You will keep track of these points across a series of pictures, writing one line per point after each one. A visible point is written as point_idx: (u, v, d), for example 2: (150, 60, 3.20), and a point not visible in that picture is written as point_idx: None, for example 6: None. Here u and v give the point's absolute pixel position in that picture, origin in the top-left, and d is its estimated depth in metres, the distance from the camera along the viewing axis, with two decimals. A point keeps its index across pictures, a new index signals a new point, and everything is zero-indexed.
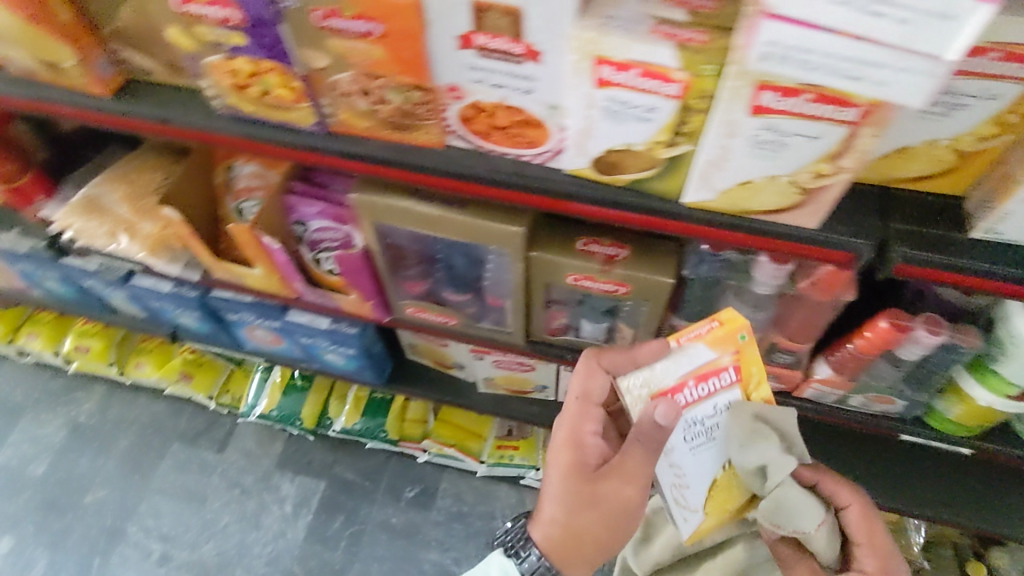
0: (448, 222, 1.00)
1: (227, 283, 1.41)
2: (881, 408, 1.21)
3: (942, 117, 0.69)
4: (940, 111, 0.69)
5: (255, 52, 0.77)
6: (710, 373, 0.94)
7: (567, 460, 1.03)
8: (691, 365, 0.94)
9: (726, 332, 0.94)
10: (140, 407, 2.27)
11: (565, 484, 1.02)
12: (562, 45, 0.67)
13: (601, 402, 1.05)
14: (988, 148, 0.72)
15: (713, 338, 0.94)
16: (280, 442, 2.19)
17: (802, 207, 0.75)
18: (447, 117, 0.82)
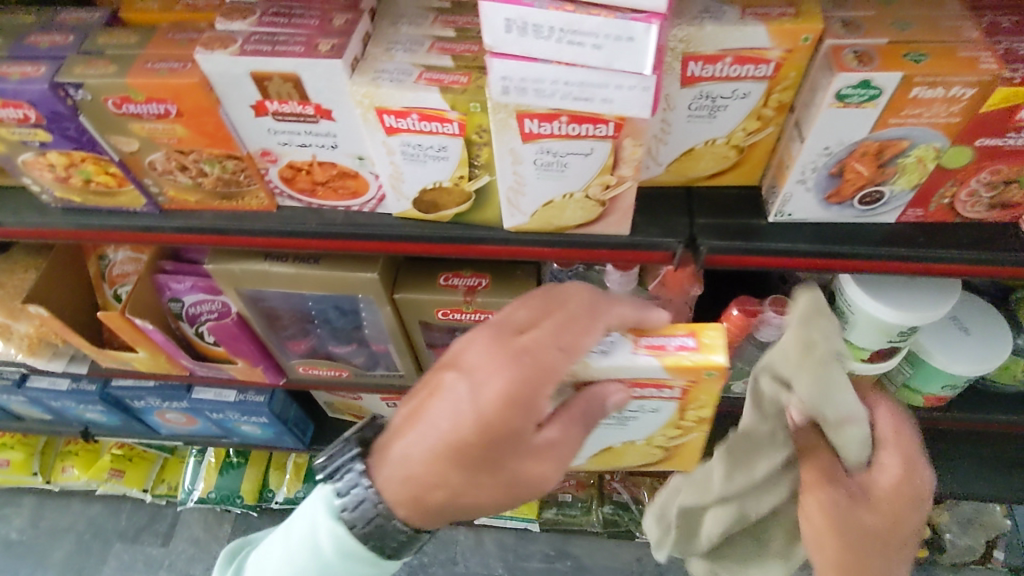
0: (305, 279, 1.02)
1: (118, 371, 1.39)
2: None
3: (708, 119, 0.76)
4: (704, 114, 0.75)
5: (62, 146, 0.78)
6: (649, 385, 0.79)
7: (502, 404, 0.71)
8: (634, 375, 0.77)
9: (702, 352, 0.77)
10: (74, 512, 2.18)
11: (454, 419, 0.73)
12: (346, 101, 0.71)
13: (555, 371, 0.72)
14: (759, 140, 0.79)
15: (675, 360, 0.77)
16: (228, 524, 2.12)
17: (607, 217, 0.80)
18: (269, 180, 0.85)
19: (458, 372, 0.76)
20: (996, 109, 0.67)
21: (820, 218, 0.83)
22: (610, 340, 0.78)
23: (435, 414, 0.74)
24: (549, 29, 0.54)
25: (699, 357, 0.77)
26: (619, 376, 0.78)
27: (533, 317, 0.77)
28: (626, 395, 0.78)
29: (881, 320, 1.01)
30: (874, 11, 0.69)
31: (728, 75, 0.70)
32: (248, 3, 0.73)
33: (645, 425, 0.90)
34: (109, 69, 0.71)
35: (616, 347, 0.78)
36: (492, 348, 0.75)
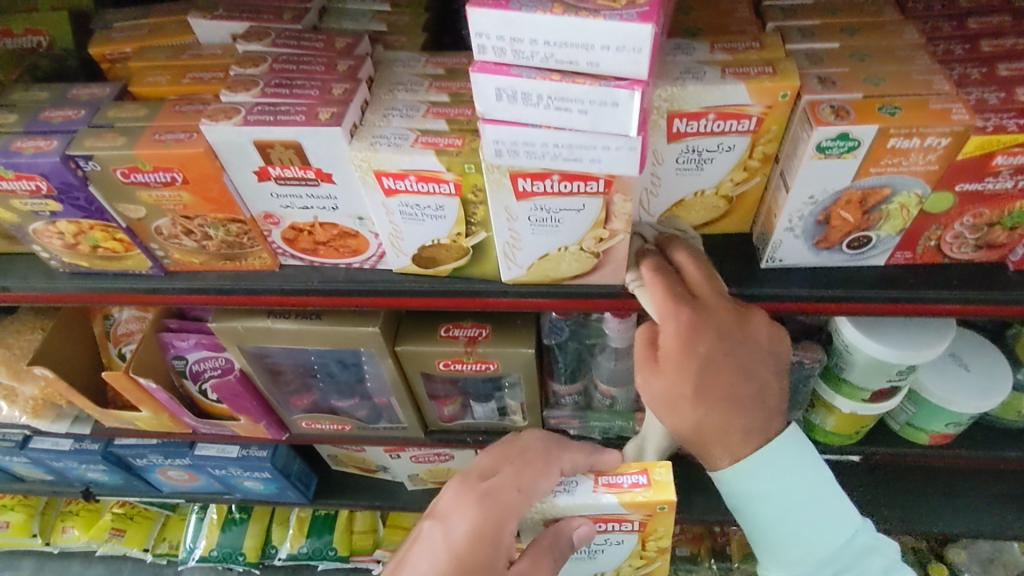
0: (307, 334, 1.04)
1: (122, 430, 1.39)
2: None
3: (697, 171, 0.78)
4: (692, 167, 0.78)
5: (71, 214, 0.81)
6: (612, 519, 0.80)
7: (471, 539, 0.75)
8: (595, 511, 0.79)
9: (651, 491, 0.78)
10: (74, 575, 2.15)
11: (426, 558, 0.76)
12: (345, 165, 0.74)
13: (515, 506, 0.77)
14: (746, 191, 0.82)
15: (631, 496, 0.78)
16: None
17: (602, 268, 0.82)
18: (272, 241, 0.87)
19: (431, 516, 0.81)
20: (972, 157, 0.69)
21: (810, 264, 0.85)
22: (573, 481, 0.81)
23: (412, 557, 0.77)
24: (537, 96, 0.56)
25: (652, 496, 0.78)
26: (585, 512, 0.79)
27: (493, 463, 0.83)
28: (591, 529, 0.78)
29: (880, 359, 1.02)
30: (848, 68, 0.72)
31: (713, 130, 0.73)
32: (252, 76, 0.77)
33: (611, 559, 0.88)
34: (118, 142, 0.74)
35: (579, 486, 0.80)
36: (457, 492, 0.80)
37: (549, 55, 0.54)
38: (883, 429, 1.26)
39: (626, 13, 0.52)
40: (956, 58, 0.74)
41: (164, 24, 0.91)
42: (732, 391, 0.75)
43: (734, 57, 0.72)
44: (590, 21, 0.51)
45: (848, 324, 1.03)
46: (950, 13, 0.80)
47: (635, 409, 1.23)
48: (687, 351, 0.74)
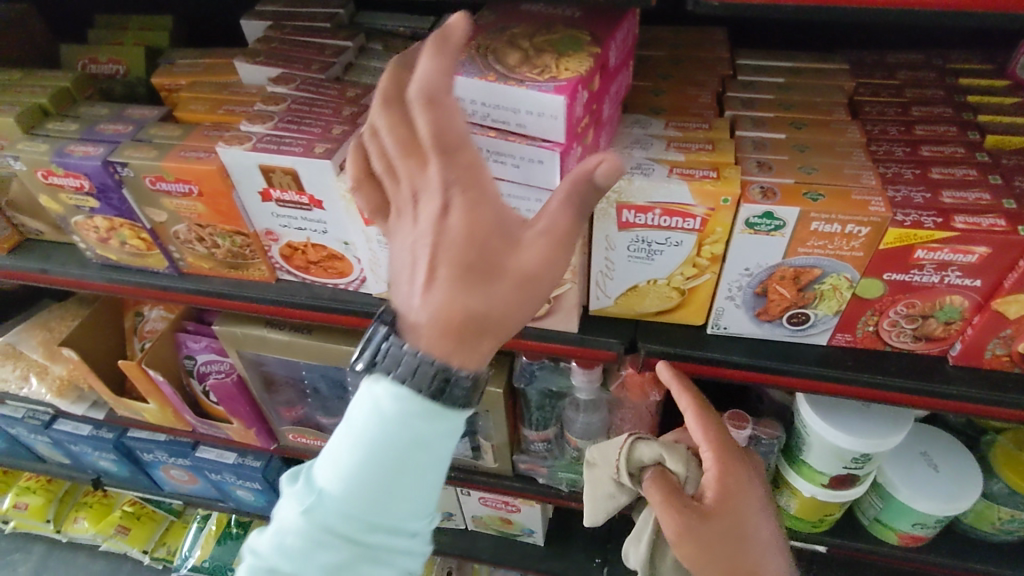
0: (296, 347, 1.13)
1: (131, 420, 1.51)
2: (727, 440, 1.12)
3: (648, 260, 0.83)
4: (643, 256, 0.83)
5: (106, 212, 0.95)
6: (677, 212, 0.77)
7: (542, 254, 0.57)
8: (664, 199, 0.76)
9: (718, 183, 0.75)
10: (76, 566, 2.54)
11: (475, 256, 0.56)
12: (333, 194, 0.85)
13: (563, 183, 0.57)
14: (698, 285, 0.85)
15: (701, 182, 0.75)
16: None
17: (554, 313, 0.89)
18: (271, 256, 0.99)
19: (412, 166, 0.58)
20: (893, 247, 0.74)
21: (755, 335, 0.90)
22: (646, 167, 0.77)
23: (432, 252, 0.56)
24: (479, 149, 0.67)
25: (717, 187, 0.74)
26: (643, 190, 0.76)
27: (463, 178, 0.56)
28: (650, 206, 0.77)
29: (834, 446, 1.04)
30: (787, 156, 0.80)
31: (660, 223, 0.78)
32: (271, 112, 0.91)
33: (657, 261, 0.83)
34: (151, 154, 0.88)
35: (653, 171, 0.77)
36: (464, 161, 0.56)
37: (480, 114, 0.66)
38: (854, 522, 1.24)
39: (545, 86, 0.61)
40: (894, 159, 0.81)
41: (217, 64, 1.07)
42: (754, 520, 0.79)
43: (684, 158, 0.78)
44: (515, 91, 0.62)
45: (806, 406, 1.05)
46: (899, 119, 0.86)
47: None
48: (731, 504, 0.78)
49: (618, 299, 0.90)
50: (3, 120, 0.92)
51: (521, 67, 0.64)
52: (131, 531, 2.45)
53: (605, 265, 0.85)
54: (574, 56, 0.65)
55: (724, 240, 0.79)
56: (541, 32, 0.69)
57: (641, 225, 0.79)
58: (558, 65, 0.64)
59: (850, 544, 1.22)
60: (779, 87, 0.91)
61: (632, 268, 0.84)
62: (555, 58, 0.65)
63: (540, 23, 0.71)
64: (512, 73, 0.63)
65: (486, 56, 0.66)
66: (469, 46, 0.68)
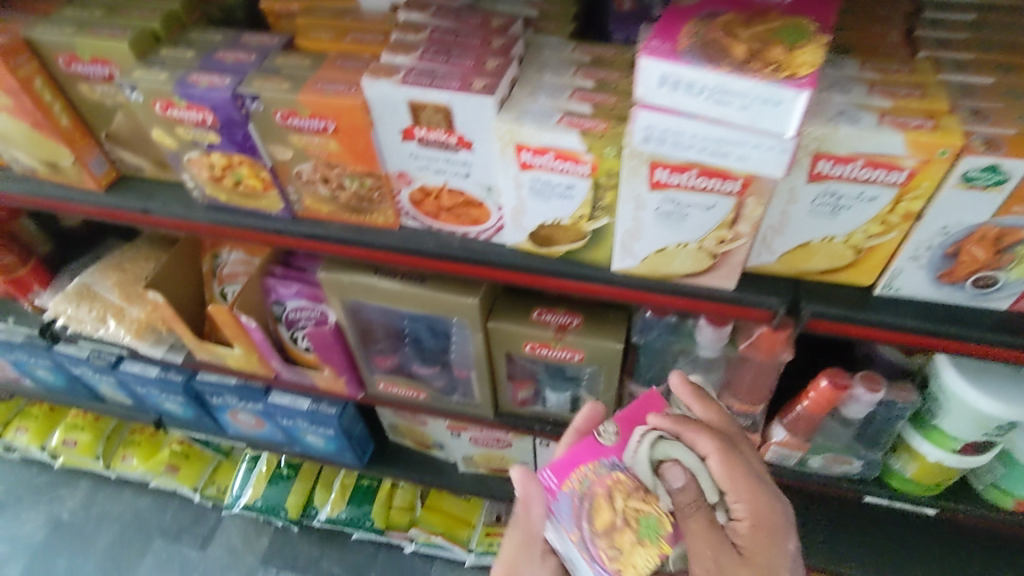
0: (408, 296, 1.08)
1: (211, 365, 1.47)
2: (859, 406, 1.09)
3: (830, 215, 0.77)
4: (827, 210, 0.76)
5: (227, 148, 0.87)
6: (883, 164, 0.70)
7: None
8: (873, 149, 0.68)
9: (938, 132, 0.67)
10: (125, 502, 2.44)
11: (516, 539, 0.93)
12: (488, 135, 0.78)
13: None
14: (879, 244, 0.79)
15: (917, 131, 0.67)
16: (265, 538, 2.32)
17: (715, 270, 0.83)
18: (399, 200, 0.92)
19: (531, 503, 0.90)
20: None
21: (927, 298, 0.84)
22: (853, 113, 0.69)
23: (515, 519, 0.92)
24: (690, 138, 0.63)
25: (936, 137, 0.67)
26: (852, 140, 0.68)
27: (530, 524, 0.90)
28: (856, 156, 0.70)
29: (978, 411, 1.00)
30: (1003, 104, 0.71)
31: (858, 176, 0.72)
32: (411, 42, 0.82)
33: (844, 218, 0.77)
34: (284, 86, 0.80)
35: (863, 117, 0.69)
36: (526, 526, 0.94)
37: (574, 556, 0.89)
38: (967, 488, 1.23)
39: (784, 84, 0.57)
40: None
41: None
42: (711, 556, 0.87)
43: (893, 104, 0.70)
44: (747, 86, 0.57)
45: (949, 372, 1.01)
46: None
47: None
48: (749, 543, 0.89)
49: (784, 255, 0.84)
50: (115, 44, 0.84)
51: (751, 62, 0.59)
52: (182, 470, 2.37)
53: (779, 217, 0.79)
54: (649, 546, 0.86)
55: (928, 196, 0.72)
56: (638, 492, 0.88)
57: (839, 177, 0.72)
58: (793, 60, 0.59)
59: (958, 507, 1.21)
60: (973, 25, 0.82)
61: (811, 222, 0.78)
62: (646, 550, 0.86)
63: (750, 10, 0.66)
64: (745, 69, 0.58)
65: (708, 47, 0.60)
66: (685, 33, 0.62)
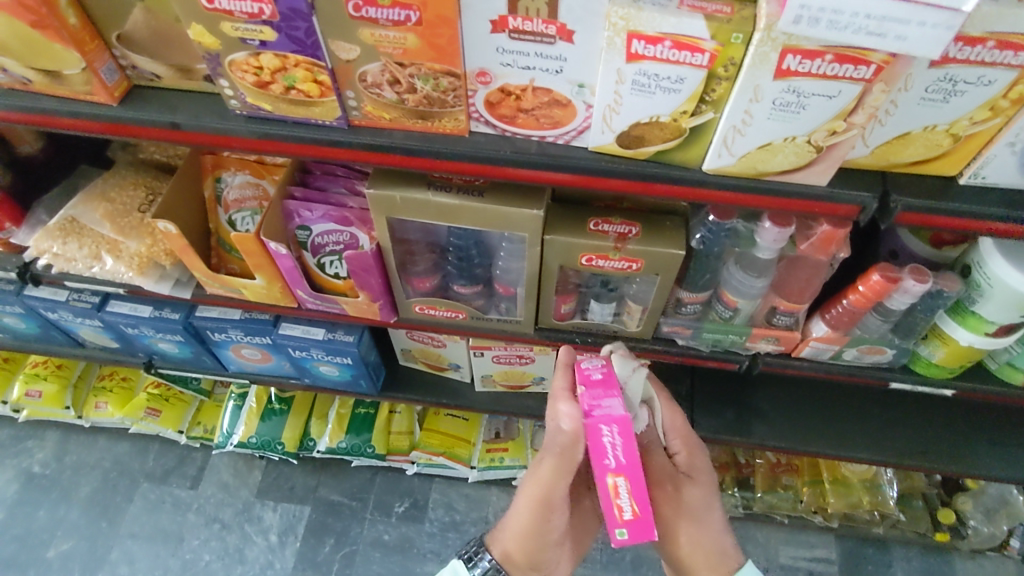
0: (466, 211, 1.02)
1: (221, 298, 1.38)
2: (907, 297, 1.12)
3: (941, 103, 0.76)
4: (939, 97, 0.75)
5: (283, 47, 0.77)
6: (1015, 45, 0.68)
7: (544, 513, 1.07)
8: (1010, 28, 0.66)
9: None
10: (101, 449, 2.24)
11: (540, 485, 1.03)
12: (595, 22, 0.71)
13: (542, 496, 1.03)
14: (979, 132, 0.79)
15: None
16: (258, 471, 2.21)
17: (815, 164, 0.81)
18: (473, 102, 0.84)
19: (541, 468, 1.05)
20: None
21: (1010, 185, 0.86)
22: None
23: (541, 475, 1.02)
24: (849, 16, 0.60)
25: None
26: (993, 21, 0.66)
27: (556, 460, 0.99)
28: (991, 37, 0.67)
29: (1020, 295, 1.05)
30: None
31: (983, 59, 0.70)
32: None
33: (956, 104, 0.76)
34: None
35: None
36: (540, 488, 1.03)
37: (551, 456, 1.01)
38: (978, 367, 1.32)
39: None
40: None
41: None
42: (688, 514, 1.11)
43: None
44: None
45: (995, 258, 1.05)
46: None
47: (750, 324, 1.25)
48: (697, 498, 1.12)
49: (879, 147, 0.83)
50: None
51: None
52: (163, 414, 2.17)
53: (890, 106, 0.77)
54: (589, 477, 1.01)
55: None
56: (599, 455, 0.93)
57: (968, 61, 0.70)
58: None
59: (974, 385, 1.30)
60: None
61: (922, 110, 0.77)
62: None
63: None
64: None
65: None
66: None
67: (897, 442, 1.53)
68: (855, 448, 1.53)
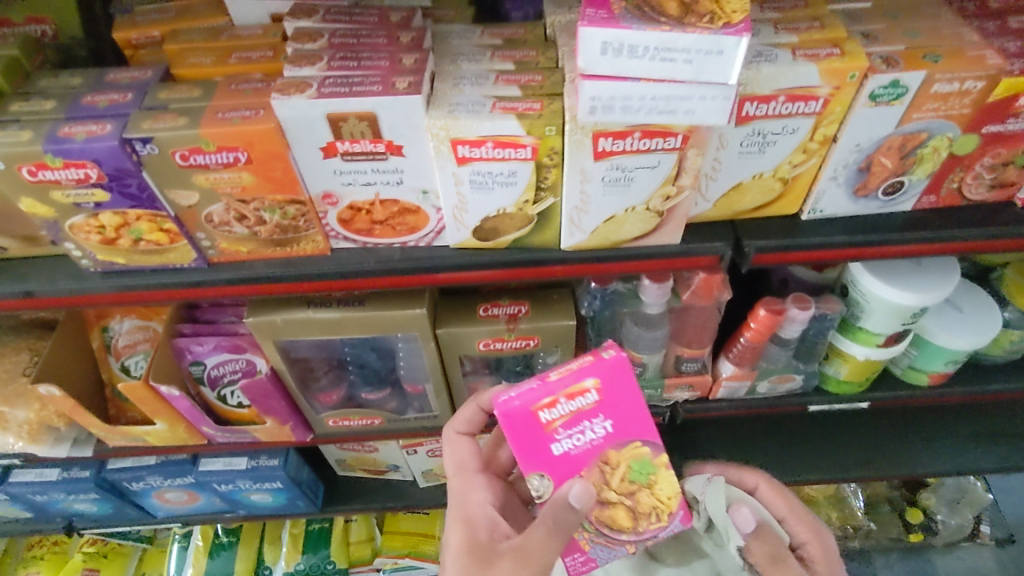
0: (351, 322, 1.02)
1: (127, 449, 1.31)
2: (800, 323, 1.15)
3: (758, 154, 0.81)
4: (755, 149, 0.80)
5: (119, 204, 0.77)
6: (803, 96, 0.74)
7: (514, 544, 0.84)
8: (793, 83, 0.72)
9: (845, 57, 0.72)
10: None
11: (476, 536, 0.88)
12: (418, 135, 0.74)
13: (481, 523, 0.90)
14: (802, 173, 0.85)
15: (829, 61, 0.72)
16: None
17: (662, 227, 0.85)
18: (327, 223, 0.86)
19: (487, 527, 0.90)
20: (1000, 99, 0.77)
21: (846, 214, 0.91)
22: (769, 53, 0.73)
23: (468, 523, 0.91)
24: (639, 100, 0.63)
25: (845, 63, 0.72)
26: (776, 80, 0.72)
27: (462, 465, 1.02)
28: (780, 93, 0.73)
29: (894, 304, 1.10)
30: (885, 24, 0.78)
31: (781, 111, 0.75)
32: (312, 51, 0.75)
33: (771, 154, 0.81)
34: (179, 122, 0.71)
35: (779, 57, 0.72)
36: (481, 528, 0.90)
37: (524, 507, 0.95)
38: (886, 375, 1.36)
39: (724, 32, 0.57)
40: (971, 15, 0.82)
41: (191, 7, 0.88)
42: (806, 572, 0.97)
43: (800, 38, 0.74)
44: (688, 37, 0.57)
45: (863, 275, 1.10)
46: None
47: (663, 375, 1.26)
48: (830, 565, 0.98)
49: (720, 200, 0.87)
50: None
51: (687, 16, 0.59)
52: (102, 573, 2.00)
53: (716, 163, 0.81)
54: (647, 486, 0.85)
55: (844, 117, 0.77)
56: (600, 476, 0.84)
57: (768, 116, 0.76)
58: (724, 8, 0.59)
59: (887, 394, 1.33)
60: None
61: (744, 162, 0.82)
62: (642, 490, 0.85)
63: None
64: (684, 24, 0.58)
65: (643, 7, 0.60)
66: None
67: (837, 459, 1.55)
68: (801, 473, 1.53)
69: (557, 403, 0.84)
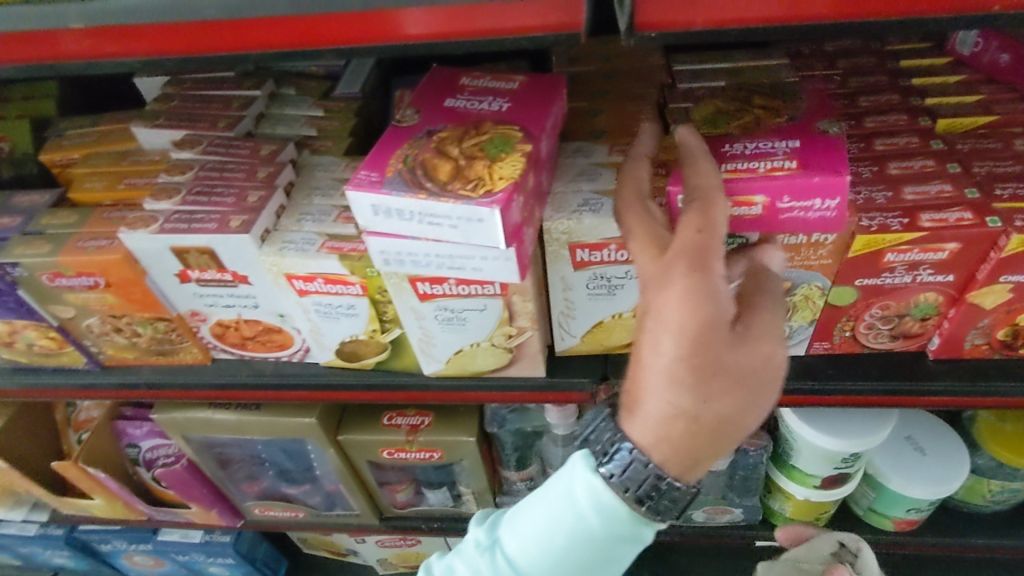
0: (247, 425, 1.04)
1: (78, 516, 1.39)
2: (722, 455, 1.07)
3: (609, 296, 0.78)
4: (604, 292, 0.77)
5: (4, 314, 0.84)
6: None
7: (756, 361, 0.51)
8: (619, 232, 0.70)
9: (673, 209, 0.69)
10: None
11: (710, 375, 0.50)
12: (258, 268, 0.77)
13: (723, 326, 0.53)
14: None
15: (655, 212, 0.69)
16: None
17: (517, 361, 0.83)
18: (202, 337, 0.90)
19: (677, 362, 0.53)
20: (862, 254, 0.71)
21: None
22: (595, 203, 0.71)
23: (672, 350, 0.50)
24: (424, 256, 0.63)
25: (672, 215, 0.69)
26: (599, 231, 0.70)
27: (699, 221, 0.52)
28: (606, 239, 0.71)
29: (822, 448, 1.00)
30: None
31: (616, 259, 0.73)
32: (176, 184, 0.81)
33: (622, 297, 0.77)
34: (44, 249, 0.78)
35: (604, 207, 0.70)
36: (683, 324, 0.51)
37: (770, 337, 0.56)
38: (848, 514, 1.22)
39: (481, 201, 0.57)
40: (850, 157, 0.77)
41: (112, 131, 0.96)
42: None
43: None
44: (446, 205, 0.57)
45: (787, 413, 1.02)
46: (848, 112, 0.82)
47: None
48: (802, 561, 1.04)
49: (584, 336, 0.84)
50: None
51: (453, 182, 0.59)
52: None
53: (569, 303, 0.79)
54: None
55: None
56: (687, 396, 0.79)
57: (606, 259, 0.73)
58: (493, 174, 0.59)
59: None
60: (729, 74, 0.85)
61: (598, 303, 0.79)
62: None
63: (465, 122, 0.65)
64: (446, 191, 0.58)
65: (415, 170, 0.60)
66: (395, 157, 0.62)
67: None
68: None
69: (771, 169, 0.64)
